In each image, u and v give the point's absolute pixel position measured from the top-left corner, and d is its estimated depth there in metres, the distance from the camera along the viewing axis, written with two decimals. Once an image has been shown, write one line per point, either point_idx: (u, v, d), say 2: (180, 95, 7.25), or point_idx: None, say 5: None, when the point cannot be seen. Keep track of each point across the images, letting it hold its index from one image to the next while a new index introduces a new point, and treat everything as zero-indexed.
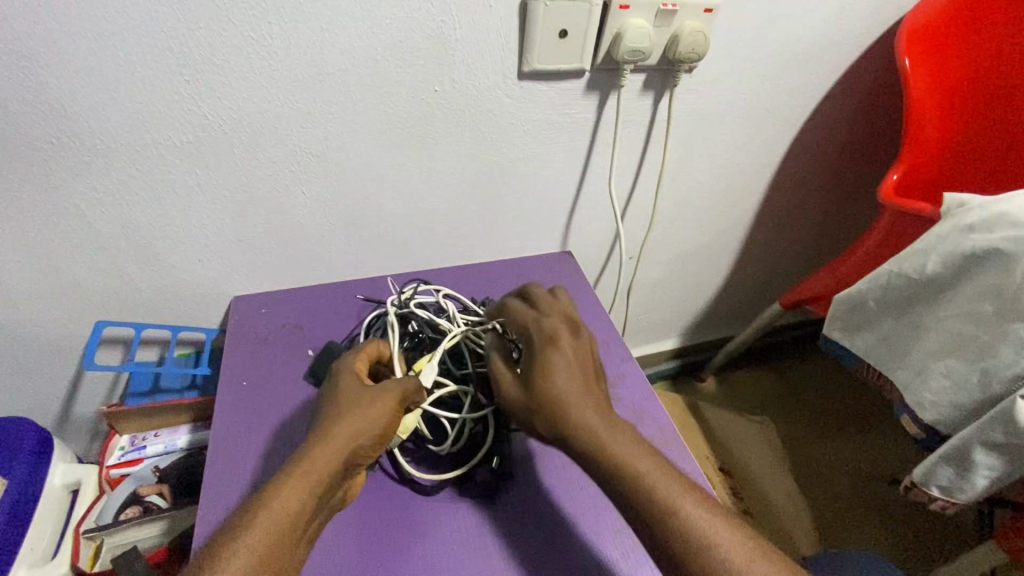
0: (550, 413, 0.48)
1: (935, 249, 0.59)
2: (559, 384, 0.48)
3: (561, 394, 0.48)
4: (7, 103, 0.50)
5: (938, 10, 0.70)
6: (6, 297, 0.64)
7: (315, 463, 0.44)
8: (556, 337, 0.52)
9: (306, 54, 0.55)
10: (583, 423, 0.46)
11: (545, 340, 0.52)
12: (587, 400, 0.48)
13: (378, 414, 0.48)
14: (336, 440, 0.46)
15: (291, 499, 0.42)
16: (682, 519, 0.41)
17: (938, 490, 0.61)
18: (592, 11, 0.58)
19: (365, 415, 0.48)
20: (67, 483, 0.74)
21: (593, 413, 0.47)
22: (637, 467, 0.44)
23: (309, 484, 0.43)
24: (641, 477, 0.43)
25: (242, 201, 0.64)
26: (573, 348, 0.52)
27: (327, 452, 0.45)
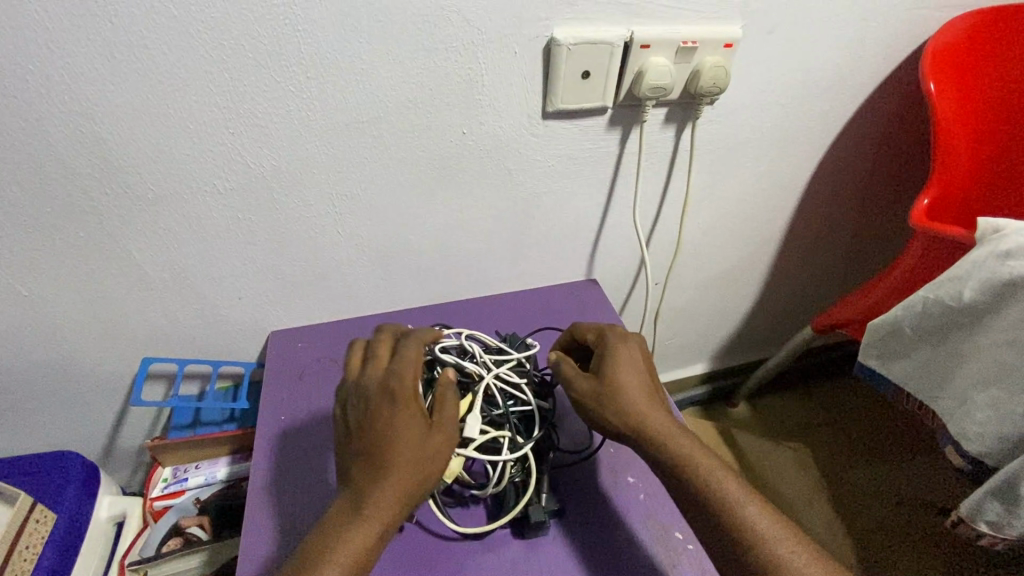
0: (619, 407, 0.52)
1: (972, 275, 0.57)
2: (628, 381, 0.53)
3: (635, 389, 0.53)
4: (69, 159, 0.54)
5: (961, 34, 0.70)
6: (61, 337, 0.68)
7: (396, 492, 0.45)
8: (625, 342, 0.57)
9: (342, 105, 0.58)
10: (652, 418, 0.51)
11: (615, 341, 0.57)
12: (654, 400, 0.53)
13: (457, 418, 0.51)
14: (422, 465, 0.47)
15: (378, 531, 0.44)
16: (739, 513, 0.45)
17: (986, 526, 0.58)
18: (613, 52, 0.60)
19: (443, 436, 0.48)
20: (112, 516, 0.76)
21: (659, 411, 0.52)
22: (697, 463, 0.48)
23: (394, 513, 0.45)
24: (701, 473, 0.47)
25: (280, 241, 0.67)
26: (637, 352, 0.57)
27: (407, 481, 0.46)
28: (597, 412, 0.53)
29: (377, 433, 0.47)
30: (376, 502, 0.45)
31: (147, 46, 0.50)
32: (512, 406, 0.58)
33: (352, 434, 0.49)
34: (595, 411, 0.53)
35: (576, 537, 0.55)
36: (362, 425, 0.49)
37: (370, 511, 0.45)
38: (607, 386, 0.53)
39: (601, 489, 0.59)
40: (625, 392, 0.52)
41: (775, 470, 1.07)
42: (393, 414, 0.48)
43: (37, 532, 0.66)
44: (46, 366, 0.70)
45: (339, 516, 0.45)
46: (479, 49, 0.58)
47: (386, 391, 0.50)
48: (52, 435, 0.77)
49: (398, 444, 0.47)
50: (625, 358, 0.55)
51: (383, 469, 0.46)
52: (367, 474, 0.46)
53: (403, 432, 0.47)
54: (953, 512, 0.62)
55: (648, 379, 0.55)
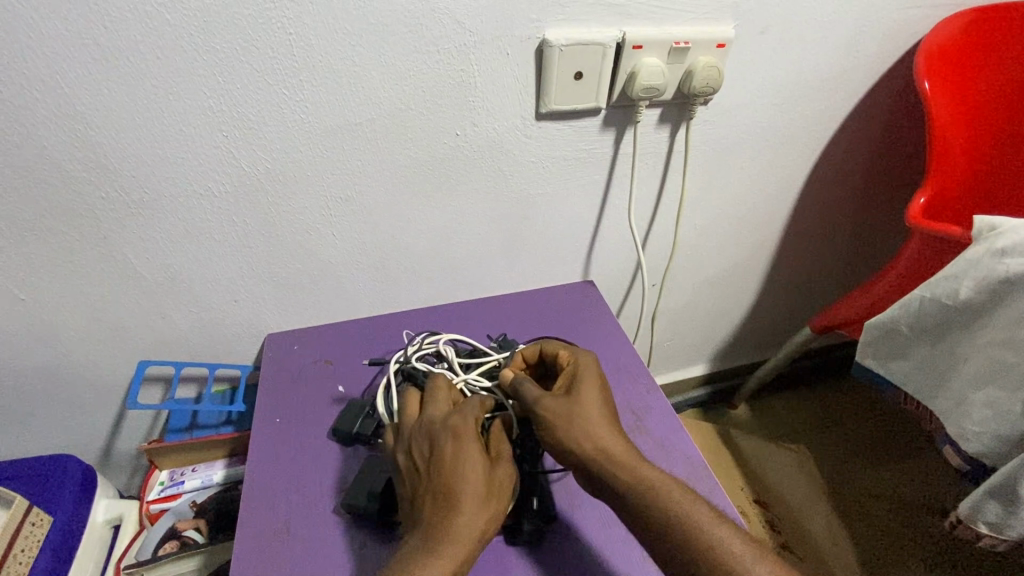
0: (588, 431, 0.50)
1: (967, 274, 0.57)
2: (593, 409, 0.52)
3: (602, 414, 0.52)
4: (64, 163, 0.55)
5: (955, 32, 0.69)
6: (58, 340, 0.68)
7: (477, 521, 0.46)
8: (590, 368, 0.56)
9: (336, 107, 0.58)
10: (623, 447, 0.50)
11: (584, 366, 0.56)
12: (620, 429, 0.52)
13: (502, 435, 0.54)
14: (494, 499, 0.47)
15: (466, 554, 0.44)
16: (714, 542, 0.44)
17: (985, 527, 0.58)
18: (606, 53, 0.60)
19: (507, 478, 0.49)
20: (108, 520, 0.76)
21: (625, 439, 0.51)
22: (668, 490, 0.47)
23: (477, 539, 0.45)
24: (672, 500, 0.46)
25: (276, 244, 0.68)
26: (600, 377, 0.56)
27: (486, 511, 0.46)
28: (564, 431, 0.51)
29: (446, 469, 0.48)
30: (461, 529, 0.45)
31: (140, 50, 0.50)
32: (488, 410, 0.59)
33: (415, 472, 0.50)
34: (562, 437, 0.50)
35: (571, 539, 0.54)
36: (429, 461, 0.49)
37: (453, 537, 0.44)
38: (574, 413, 0.52)
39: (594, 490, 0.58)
40: (593, 419, 0.51)
41: (779, 474, 1.04)
42: (461, 454, 0.48)
43: (32, 536, 0.67)
44: (43, 370, 0.70)
45: (421, 541, 0.45)
46: (471, 50, 0.58)
47: (453, 429, 0.50)
48: (50, 439, 0.78)
49: (466, 478, 0.47)
50: (590, 384, 0.54)
51: (459, 501, 0.46)
52: (442, 506, 0.46)
53: (475, 469, 0.48)
54: (953, 513, 0.61)
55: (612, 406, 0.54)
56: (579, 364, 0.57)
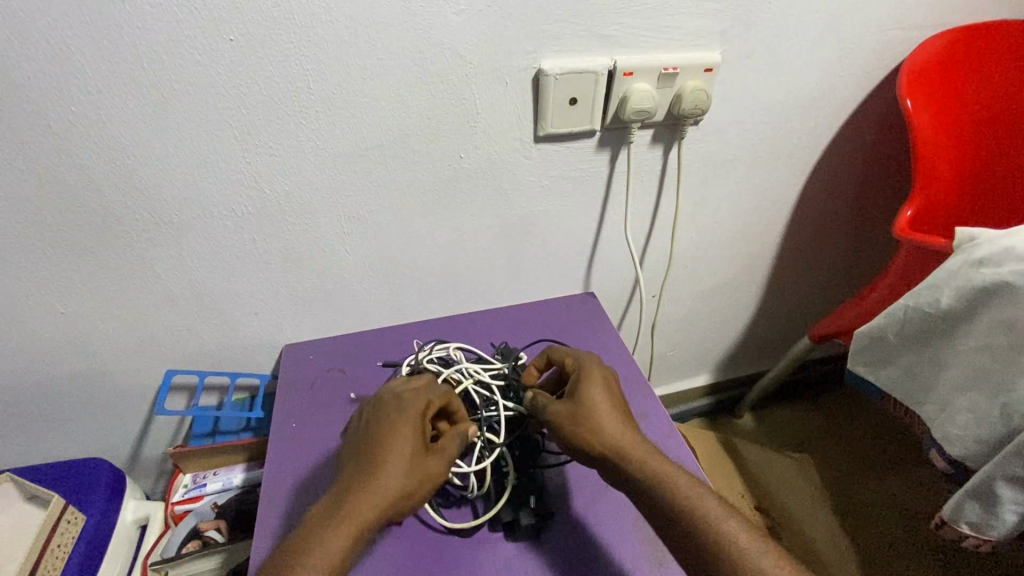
0: (598, 430, 0.54)
1: (947, 284, 0.59)
2: (603, 407, 0.56)
3: (610, 412, 0.56)
4: (104, 188, 0.60)
5: (935, 52, 0.73)
6: (93, 351, 0.73)
7: (387, 491, 0.51)
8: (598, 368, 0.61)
9: (349, 134, 0.63)
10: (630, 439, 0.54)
11: (592, 368, 0.61)
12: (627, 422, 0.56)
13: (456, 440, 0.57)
14: (414, 476, 0.53)
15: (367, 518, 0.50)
16: (718, 532, 0.47)
17: (968, 527, 0.60)
18: (598, 80, 0.65)
19: (433, 463, 0.54)
20: (137, 518, 0.81)
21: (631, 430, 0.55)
22: (674, 479, 0.50)
23: (381, 508, 0.51)
24: (679, 492, 0.49)
25: (293, 260, 0.72)
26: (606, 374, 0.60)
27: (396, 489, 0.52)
28: (574, 433, 0.55)
29: (381, 439, 0.54)
30: (370, 494, 0.51)
31: (173, 87, 0.56)
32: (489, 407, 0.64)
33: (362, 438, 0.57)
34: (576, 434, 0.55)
35: (568, 538, 0.58)
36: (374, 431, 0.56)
37: (363, 496, 0.51)
38: (582, 411, 0.56)
39: (590, 488, 0.62)
40: (599, 415, 0.56)
41: (781, 482, 1.05)
42: (397, 429, 0.55)
43: (67, 532, 0.71)
44: (79, 378, 0.76)
45: (336, 497, 0.51)
46: (473, 80, 0.63)
47: (401, 409, 0.57)
48: (83, 444, 0.83)
49: (392, 449, 0.54)
50: (595, 381, 0.58)
51: (381, 466, 0.53)
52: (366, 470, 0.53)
53: (407, 445, 0.54)
54: (937, 514, 0.64)
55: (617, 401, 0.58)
56: (585, 367, 0.61)
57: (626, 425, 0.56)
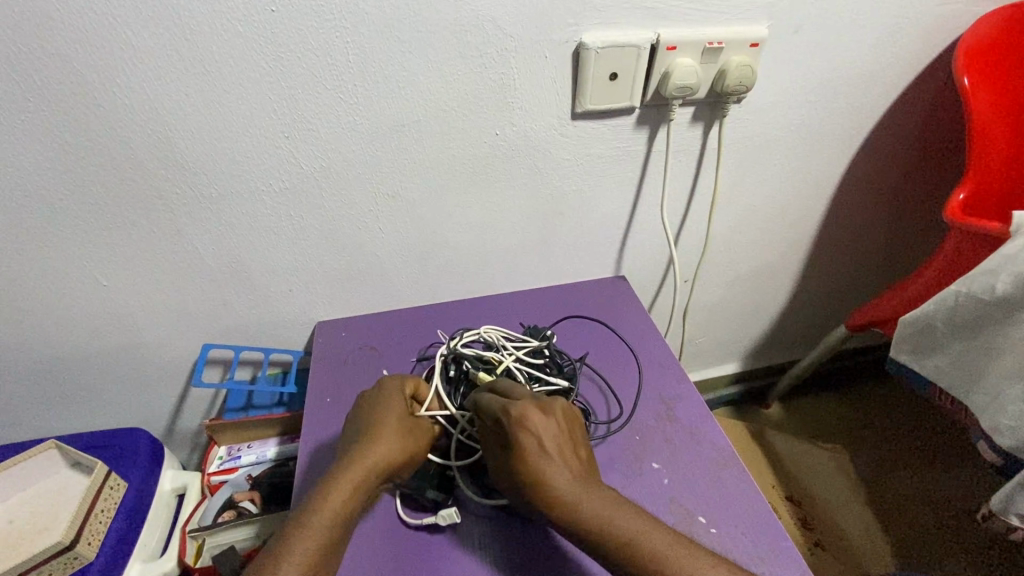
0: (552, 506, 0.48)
1: (1004, 269, 0.57)
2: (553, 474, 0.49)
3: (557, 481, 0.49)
4: (147, 161, 0.61)
5: (996, 26, 0.69)
6: (134, 324, 0.75)
7: (371, 472, 0.52)
8: (531, 401, 0.53)
9: (387, 109, 0.63)
10: (570, 483, 0.49)
11: (514, 427, 0.51)
12: (575, 463, 0.51)
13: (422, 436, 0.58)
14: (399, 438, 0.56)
15: (353, 497, 0.50)
16: None
17: (1018, 520, 0.59)
18: (640, 54, 0.63)
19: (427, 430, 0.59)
20: (174, 489, 0.82)
21: (574, 471, 0.50)
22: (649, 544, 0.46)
23: (358, 492, 0.51)
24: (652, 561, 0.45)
25: (328, 237, 0.73)
26: (545, 415, 0.53)
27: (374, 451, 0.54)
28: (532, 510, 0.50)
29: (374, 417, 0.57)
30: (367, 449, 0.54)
31: (214, 60, 0.56)
32: (536, 384, 0.64)
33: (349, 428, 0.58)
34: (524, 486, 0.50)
35: None
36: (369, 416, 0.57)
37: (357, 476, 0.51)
38: (525, 471, 0.50)
39: (621, 470, 0.61)
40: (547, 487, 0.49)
41: (816, 474, 1.06)
42: (393, 407, 0.58)
43: (110, 497, 0.74)
44: (119, 352, 0.78)
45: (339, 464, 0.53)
46: (512, 54, 0.61)
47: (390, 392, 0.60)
48: (123, 415, 0.85)
49: (384, 435, 0.55)
50: (524, 446, 0.50)
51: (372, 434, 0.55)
52: (367, 450, 0.53)
53: (386, 429, 0.56)
54: (985, 505, 0.63)
55: (556, 440, 0.52)
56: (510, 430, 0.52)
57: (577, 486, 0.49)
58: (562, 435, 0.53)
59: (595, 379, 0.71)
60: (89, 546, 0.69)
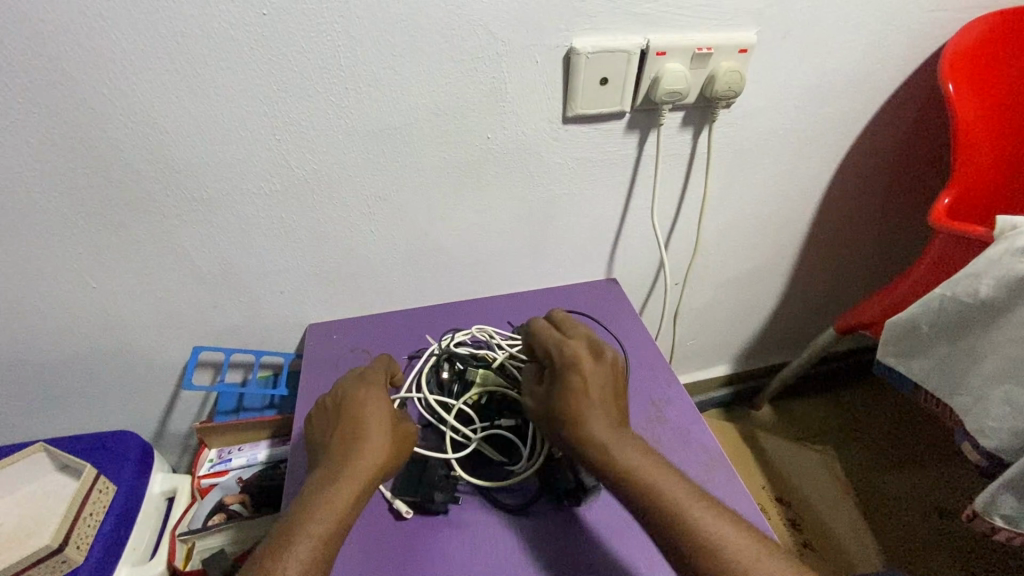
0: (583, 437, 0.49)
1: (987, 272, 0.58)
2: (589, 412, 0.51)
3: (590, 418, 0.50)
4: (136, 163, 0.61)
5: (980, 34, 0.70)
6: (124, 325, 0.75)
7: (364, 476, 0.50)
8: (584, 347, 0.55)
9: (377, 112, 0.63)
10: (587, 410, 0.50)
11: (568, 363, 0.54)
12: (596, 393, 0.52)
13: (407, 430, 0.56)
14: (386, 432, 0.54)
15: (346, 505, 0.48)
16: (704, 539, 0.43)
17: (1001, 520, 0.60)
18: (630, 59, 0.63)
19: (412, 428, 0.57)
20: (163, 492, 0.82)
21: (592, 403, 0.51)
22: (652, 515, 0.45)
23: (352, 489, 0.49)
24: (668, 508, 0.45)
25: (320, 239, 0.73)
26: (598, 359, 0.54)
27: (366, 449, 0.52)
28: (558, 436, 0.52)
29: (356, 414, 0.55)
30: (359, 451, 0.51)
31: (205, 62, 0.56)
32: None
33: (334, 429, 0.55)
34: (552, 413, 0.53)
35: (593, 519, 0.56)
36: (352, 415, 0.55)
37: (348, 483, 0.49)
38: (561, 405, 0.52)
39: None
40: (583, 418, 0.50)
41: (804, 473, 1.07)
42: (374, 407, 0.56)
43: (99, 500, 0.73)
44: (108, 353, 0.77)
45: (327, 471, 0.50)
46: (503, 59, 0.62)
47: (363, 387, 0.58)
48: (112, 417, 0.85)
49: (372, 432, 0.53)
50: (574, 380, 0.52)
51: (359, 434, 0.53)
52: (357, 456, 0.51)
53: (373, 426, 0.54)
54: (969, 506, 0.64)
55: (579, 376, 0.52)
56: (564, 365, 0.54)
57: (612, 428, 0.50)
58: (611, 380, 0.54)
59: None
60: (77, 550, 0.69)
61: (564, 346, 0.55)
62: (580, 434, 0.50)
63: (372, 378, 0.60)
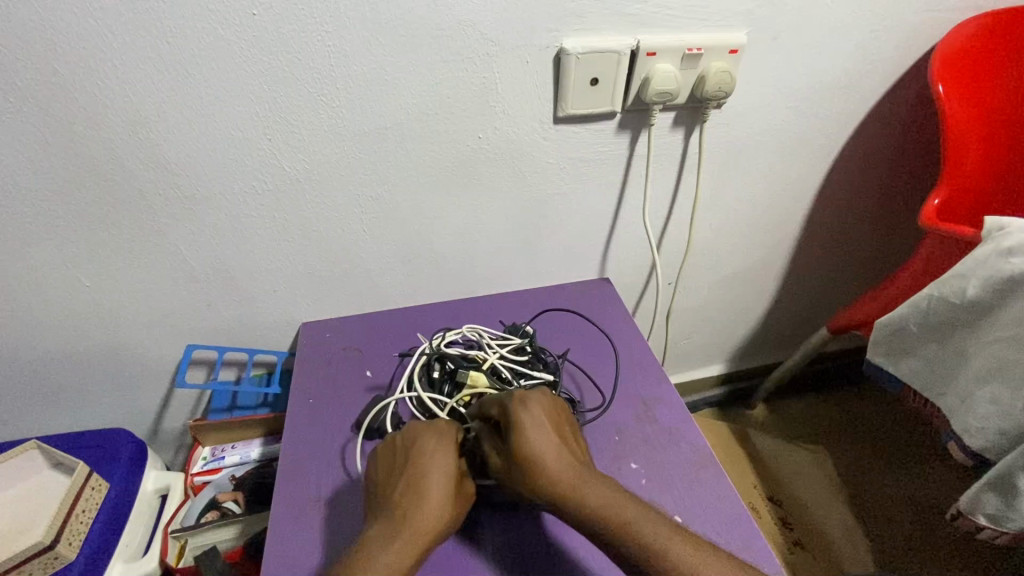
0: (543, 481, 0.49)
1: (974, 273, 0.59)
2: (544, 451, 0.50)
3: (547, 456, 0.50)
4: (129, 162, 0.61)
5: (970, 35, 0.70)
6: (117, 324, 0.75)
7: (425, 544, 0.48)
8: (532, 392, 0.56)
9: (368, 112, 0.63)
10: (555, 471, 0.49)
11: (517, 406, 0.54)
12: (551, 445, 0.51)
13: (468, 494, 0.54)
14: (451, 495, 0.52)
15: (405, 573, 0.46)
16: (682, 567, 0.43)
17: (985, 519, 0.61)
18: (621, 60, 0.64)
19: (469, 489, 0.55)
20: (158, 488, 0.83)
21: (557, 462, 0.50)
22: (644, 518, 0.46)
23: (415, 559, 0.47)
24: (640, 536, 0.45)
25: (311, 238, 0.73)
26: (544, 401, 0.55)
27: (431, 513, 0.49)
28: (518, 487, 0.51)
29: (425, 468, 0.52)
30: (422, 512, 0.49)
31: (196, 61, 0.56)
32: (522, 379, 0.66)
33: (399, 479, 0.52)
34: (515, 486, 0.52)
35: None
36: (419, 467, 0.53)
37: (409, 547, 0.47)
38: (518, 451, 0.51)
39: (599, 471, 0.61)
40: (540, 461, 0.50)
41: (797, 473, 1.08)
42: (444, 464, 0.53)
43: (92, 498, 0.73)
44: (102, 351, 0.77)
45: (388, 529, 0.48)
46: (494, 59, 0.62)
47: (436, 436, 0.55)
48: (107, 415, 0.85)
49: (439, 494, 0.51)
50: (524, 423, 0.52)
51: (425, 491, 0.51)
52: (420, 515, 0.49)
53: (443, 489, 0.51)
54: (954, 505, 0.65)
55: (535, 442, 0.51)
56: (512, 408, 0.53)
57: (568, 463, 0.50)
58: (557, 422, 0.54)
59: (579, 373, 0.73)
60: (70, 547, 0.69)
61: (505, 406, 0.54)
62: (555, 498, 0.49)
63: (446, 424, 0.57)
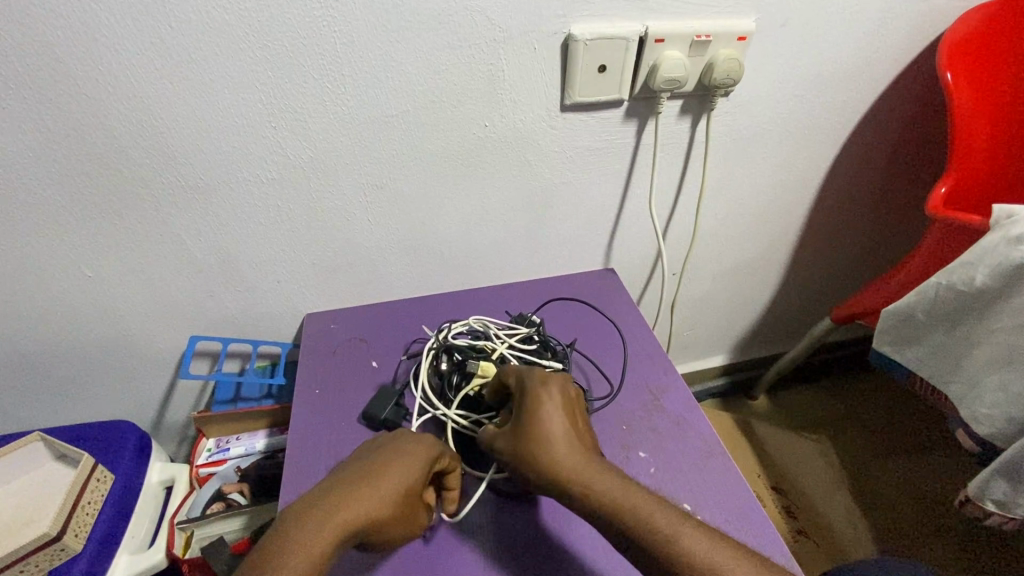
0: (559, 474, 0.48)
1: (982, 261, 0.59)
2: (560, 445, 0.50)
3: (560, 448, 0.49)
4: (132, 152, 0.60)
5: (978, 22, 0.70)
6: (120, 315, 0.74)
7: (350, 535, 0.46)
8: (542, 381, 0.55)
9: (374, 99, 0.62)
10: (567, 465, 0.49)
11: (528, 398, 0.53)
12: (563, 435, 0.50)
13: (414, 517, 0.51)
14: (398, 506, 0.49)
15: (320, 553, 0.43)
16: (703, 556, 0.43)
17: (993, 505, 0.61)
18: (629, 46, 0.63)
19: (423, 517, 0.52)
20: (162, 481, 0.82)
21: (560, 450, 0.49)
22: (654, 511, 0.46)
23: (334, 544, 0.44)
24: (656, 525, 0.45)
25: (315, 228, 0.72)
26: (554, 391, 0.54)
27: (371, 509, 0.47)
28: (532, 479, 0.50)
29: (387, 467, 0.50)
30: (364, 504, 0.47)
31: (199, 47, 0.55)
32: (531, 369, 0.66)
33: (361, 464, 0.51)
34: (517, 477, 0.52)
35: None
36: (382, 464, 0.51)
37: (335, 526, 0.45)
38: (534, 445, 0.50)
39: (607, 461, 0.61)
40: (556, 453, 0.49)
41: (800, 463, 1.08)
42: (404, 473, 0.50)
43: (97, 490, 0.73)
44: (105, 343, 0.77)
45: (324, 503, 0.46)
46: (501, 45, 0.61)
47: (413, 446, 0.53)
48: (110, 407, 0.85)
49: (387, 496, 0.48)
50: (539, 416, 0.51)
51: (375, 484, 0.49)
52: (360, 501, 0.47)
53: (392, 495, 0.49)
54: (962, 492, 0.65)
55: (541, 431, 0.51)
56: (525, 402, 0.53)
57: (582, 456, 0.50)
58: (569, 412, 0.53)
59: (585, 362, 0.73)
60: (76, 538, 0.69)
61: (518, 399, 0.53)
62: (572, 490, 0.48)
63: (428, 438, 0.54)
